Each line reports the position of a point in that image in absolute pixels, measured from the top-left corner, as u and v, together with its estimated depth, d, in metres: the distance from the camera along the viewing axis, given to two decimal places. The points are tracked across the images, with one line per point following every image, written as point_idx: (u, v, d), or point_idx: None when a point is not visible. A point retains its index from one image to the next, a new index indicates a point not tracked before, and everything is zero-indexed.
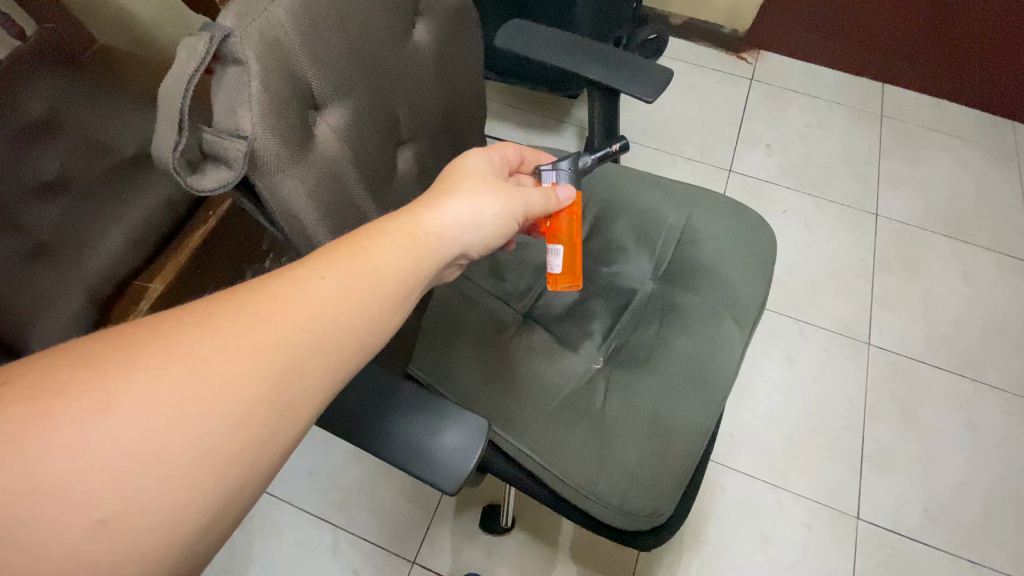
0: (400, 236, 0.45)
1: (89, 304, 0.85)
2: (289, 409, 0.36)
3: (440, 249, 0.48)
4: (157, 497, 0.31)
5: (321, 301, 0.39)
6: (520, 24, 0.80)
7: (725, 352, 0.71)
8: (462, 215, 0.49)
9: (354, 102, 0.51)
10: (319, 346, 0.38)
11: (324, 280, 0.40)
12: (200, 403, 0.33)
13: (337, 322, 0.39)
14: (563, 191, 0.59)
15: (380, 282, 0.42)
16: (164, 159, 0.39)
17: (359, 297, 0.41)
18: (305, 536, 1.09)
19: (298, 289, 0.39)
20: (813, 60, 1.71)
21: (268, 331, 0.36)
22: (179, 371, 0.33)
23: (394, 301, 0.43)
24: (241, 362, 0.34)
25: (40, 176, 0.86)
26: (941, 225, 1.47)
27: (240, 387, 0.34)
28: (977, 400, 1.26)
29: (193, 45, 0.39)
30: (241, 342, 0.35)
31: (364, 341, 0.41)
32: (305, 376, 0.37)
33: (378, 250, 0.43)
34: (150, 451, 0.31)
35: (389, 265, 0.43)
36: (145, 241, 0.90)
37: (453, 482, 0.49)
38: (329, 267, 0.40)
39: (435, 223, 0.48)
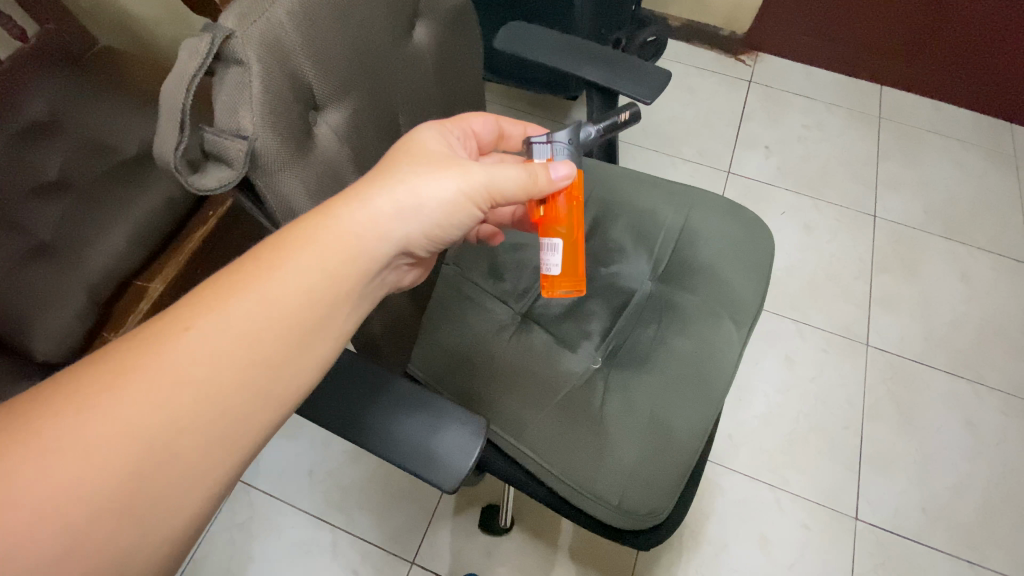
0: (297, 252, 0.43)
1: (90, 303, 0.87)
2: (181, 460, 0.37)
3: (364, 250, 0.46)
4: (128, 507, 0.36)
5: (202, 350, 0.39)
6: (520, 26, 0.80)
7: (724, 351, 0.72)
8: (393, 206, 0.47)
9: (354, 103, 0.52)
10: (202, 394, 0.38)
11: (206, 326, 0.40)
12: (75, 473, 0.34)
13: (220, 366, 0.39)
14: (560, 170, 0.52)
15: (321, 286, 0.44)
16: (166, 158, 0.39)
17: (246, 335, 0.41)
18: (305, 536, 1.09)
19: (221, 316, 0.41)
20: (812, 62, 1.72)
21: (141, 392, 0.37)
22: (111, 414, 0.36)
23: (294, 329, 0.43)
24: (113, 429, 0.36)
25: (41, 177, 0.86)
26: (940, 226, 1.48)
27: (116, 452, 0.35)
28: (976, 400, 1.26)
29: (194, 46, 0.39)
30: (114, 408, 0.36)
31: (265, 375, 0.41)
32: (193, 425, 0.38)
33: (268, 277, 0.42)
34: (106, 474, 0.35)
35: (281, 292, 0.42)
36: (147, 241, 0.92)
37: (452, 481, 0.50)
38: (210, 310, 0.41)
39: (353, 221, 0.45)
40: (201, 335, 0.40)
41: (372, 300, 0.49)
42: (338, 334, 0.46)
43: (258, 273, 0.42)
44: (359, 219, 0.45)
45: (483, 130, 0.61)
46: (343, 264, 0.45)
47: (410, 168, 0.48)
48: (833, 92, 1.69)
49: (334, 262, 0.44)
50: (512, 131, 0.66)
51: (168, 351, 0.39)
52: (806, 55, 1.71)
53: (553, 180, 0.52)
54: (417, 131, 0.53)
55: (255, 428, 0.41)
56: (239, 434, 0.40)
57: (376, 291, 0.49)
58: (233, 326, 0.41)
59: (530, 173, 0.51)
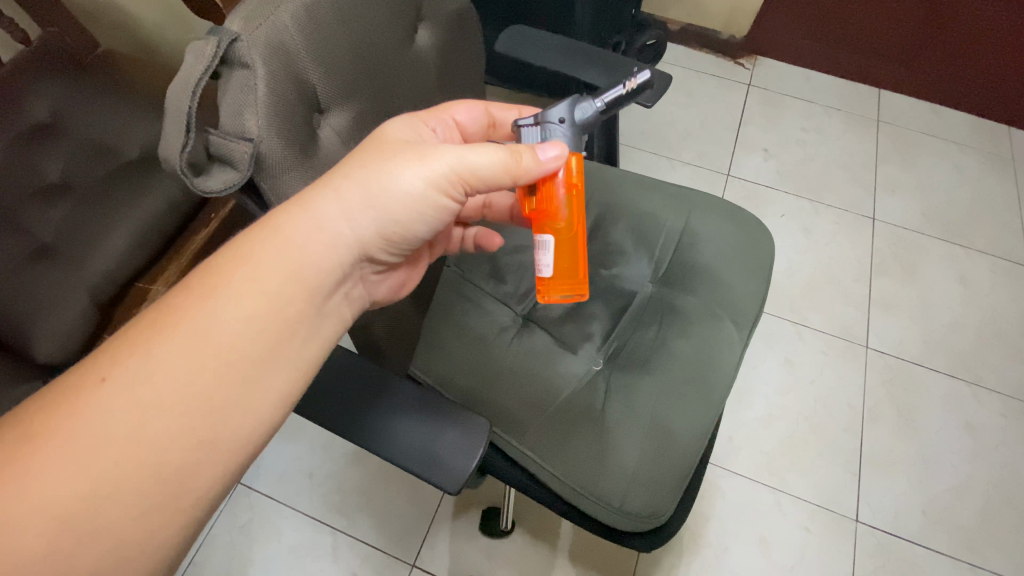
0: (235, 287, 0.44)
1: (93, 302, 0.91)
2: (111, 514, 0.38)
3: (314, 266, 0.47)
4: (121, 510, 0.38)
5: (126, 400, 0.39)
6: (520, 30, 0.80)
7: (725, 354, 0.72)
8: (344, 212, 0.47)
9: (355, 105, 0.52)
10: (126, 447, 0.38)
11: (130, 373, 0.40)
12: (67, 481, 0.37)
13: (149, 414, 0.39)
14: (551, 150, 0.49)
15: (291, 291, 0.45)
16: (172, 161, 0.40)
17: (175, 380, 0.40)
18: (305, 539, 1.09)
19: (197, 326, 0.42)
20: (809, 66, 1.73)
21: (66, 446, 0.38)
22: (97, 424, 0.38)
23: (233, 366, 0.43)
24: (35, 487, 0.36)
25: (42, 180, 0.82)
26: (938, 229, 1.48)
27: (43, 509, 0.36)
28: (976, 402, 1.26)
29: (200, 49, 0.40)
30: (43, 465, 0.37)
31: (200, 421, 0.41)
32: (123, 477, 0.38)
33: (202, 316, 0.43)
34: (98, 480, 0.37)
35: (216, 330, 0.43)
36: (146, 243, 0.98)
37: (453, 482, 0.50)
38: (134, 357, 0.40)
39: (311, 227, 0.46)
40: (127, 384, 0.39)
41: (332, 314, 0.49)
42: (286, 364, 0.45)
43: (193, 313, 0.43)
44: (310, 227, 0.46)
45: (466, 120, 0.61)
46: (289, 286, 0.45)
47: (367, 162, 0.48)
48: (831, 95, 1.70)
49: (280, 285, 0.45)
50: (505, 118, 0.65)
51: (91, 404, 0.39)
52: (803, 58, 1.72)
53: (540, 164, 0.49)
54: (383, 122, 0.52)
55: (195, 476, 0.41)
56: (176, 482, 0.40)
57: (345, 309, 0.51)
58: (209, 334, 0.42)
59: (513, 156, 0.48)
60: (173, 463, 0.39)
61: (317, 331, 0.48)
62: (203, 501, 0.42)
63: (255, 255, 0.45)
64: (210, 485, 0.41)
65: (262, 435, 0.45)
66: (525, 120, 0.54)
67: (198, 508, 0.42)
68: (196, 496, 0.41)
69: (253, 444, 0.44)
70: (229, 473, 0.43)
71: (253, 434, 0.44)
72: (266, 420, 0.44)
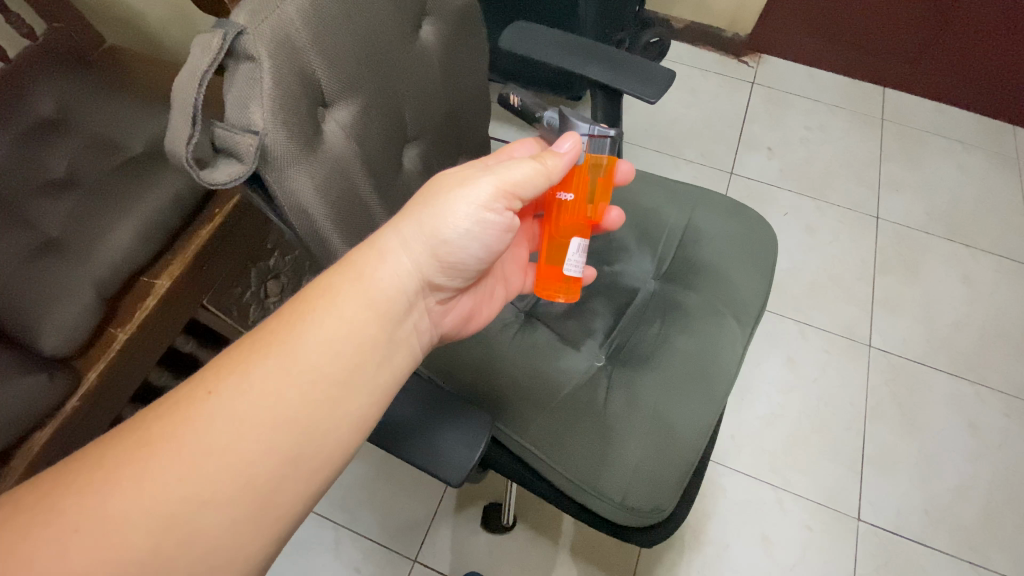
0: (320, 312, 0.46)
1: (99, 298, 0.79)
2: (205, 526, 0.38)
3: (386, 296, 0.48)
4: (215, 517, 0.39)
5: (227, 413, 0.41)
6: (523, 27, 0.80)
7: (726, 350, 0.72)
8: (410, 252, 0.50)
9: (362, 100, 0.52)
10: (227, 458, 0.40)
11: (232, 388, 0.41)
12: (171, 485, 0.38)
13: (248, 426, 0.41)
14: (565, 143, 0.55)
15: (370, 318, 0.47)
16: (177, 153, 0.40)
17: (270, 396, 0.42)
18: (306, 534, 1.09)
19: (290, 347, 0.44)
20: (813, 65, 1.73)
21: (173, 453, 0.39)
22: (201, 432, 0.40)
23: (320, 388, 0.44)
24: (144, 492, 0.37)
25: (48, 174, 0.82)
26: (942, 228, 1.48)
27: (146, 512, 0.37)
28: (978, 403, 1.26)
29: (207, 42, 0.40)
30: (149, 467, 0.38)
31: (291, 437, 0.42)
32: (218, 484, 0.39)
33: (290, 338, 0.44)
34: (197, 486, 0.38)
35: (306, 351, 0.44)
36: (155, 238, 0.83)
37: (456, 473, 0.50)
38: (235, 373, 0.42)
39: (389, 259, 0.49)
40: (228, 397, 0.41)
41: (404, 342, 0.50)
42: (364, 386, 0.46)
43: (287, 334, 0.44)
44: (380, 263, 0.49)
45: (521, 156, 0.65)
46: (368, 313, 0.47)
47: (429, 201, 0.51)
48: (836, 94, 1.69)
49: (354, 311, 0.47)
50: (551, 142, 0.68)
51: (196, 412, 0.40)
52: (807, 57, 1.72)
53: (563, 157, 0.55)
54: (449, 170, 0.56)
55: (281, 490, 0.41)
56: (265, 495, 0.41)
57: (415, 339, 0.52)
58: (300, 354, 0.44)
59: (542, 161, 0.53)
60: (264, 474, 0.41)
61: (391, 356, 0.49)
62: (287, 516, 0.42)
63: (339, 284, 0.47)
64: (292, 500, 0.42)
65: (342, 459, 0.45)
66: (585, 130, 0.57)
67: (281, 525, 0.42)
68: (282, 510, 0.42)
69: (334, 468, 0.45)
70: (310, 491, 0.43)
71: (334, 455, 0.44)
72: (344, 442, 0.45)
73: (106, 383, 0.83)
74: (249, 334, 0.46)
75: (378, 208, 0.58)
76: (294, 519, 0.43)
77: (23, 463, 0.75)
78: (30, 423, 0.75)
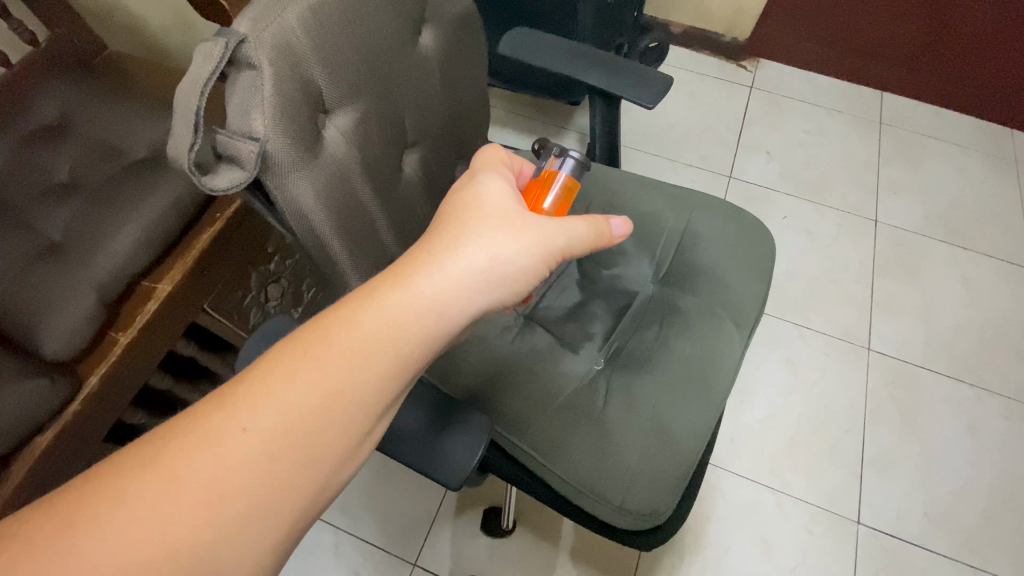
0: (366, 344, 0.41)
1: (100, 303, 0.79)
2: (236, 567, 0.37)
3: (436, 329, 0.44)
4: (245, 558, 0.37)
5: (263, 453, 0.38)
6: (522, 33, 0.81)
7: (725, 354, 0.72)
8: (466, 279, 0.44)
9: (362, 106, 0.52)
10: (258, 497, 0.37)
11: (267, 425, 0.38)
12: (202, 528, 0.36)
13: (283, 464, 0.38)
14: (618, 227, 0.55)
15: (416, 353, 0.43)
16: (178, 159, 0.40)
17: (307, 435, 0.39)
18: (306, 537, 1.09)
19: (331, 382, 0.40)
20: (811, 68, 1.73)
21: (204, 494, 0.36)
22: (232, 473, 0.37)
23: (358, 422, 0.41)
24: (174, 532, 0.35)
25: (53, 179, 0.83)
26: (941, 231, 1.48)
27: (179, 555, 0.35)
28: (978, 405, 1.26)
29: (208, 50, 0.40)
30: (177, 510, 0.35)
31: (325, 474, 0.40)
32: (251, 526, 0.37)
33: (331, 372, 0.40)
34: (229, 528, 0.36)
35: (349, 385, 0.41)
36: (156, 243, 0.84)
37: (454, 477, 0.50)
38: (270, 407, 0.39)
39: (442, 296, 0.44)
40: (263, 434, 0.38)
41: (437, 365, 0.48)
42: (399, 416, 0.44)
43: (330, 368, 0.40)
44: (433, 293, 0.43)
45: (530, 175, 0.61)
46: (415, 351, 0.43)
47: (488, 229, 0.46)
48: (835, 98, 1.70)
49: (399, 344, 0.42)
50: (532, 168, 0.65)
51: (230, 450, 0.37)
52: (805, 61, 1.73)
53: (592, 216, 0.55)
54: (489, 174, 0.52)
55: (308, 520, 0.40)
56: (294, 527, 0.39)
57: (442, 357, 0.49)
58: (342, 390, 0.40)
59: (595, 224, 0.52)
60: (297, 512, 0.39)
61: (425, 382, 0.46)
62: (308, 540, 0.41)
63: (385, 315, 0.42)
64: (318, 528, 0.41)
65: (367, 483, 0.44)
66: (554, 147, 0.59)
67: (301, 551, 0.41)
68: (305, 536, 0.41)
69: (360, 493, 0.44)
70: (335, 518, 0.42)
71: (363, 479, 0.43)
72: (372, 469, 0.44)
73: (106, 387, 0.83)
74: (279, 352, 0.41)
75: (379, 213, 0.58)
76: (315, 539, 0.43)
77: (25, 467, 0.75)
78: (31, 428, 0.75)
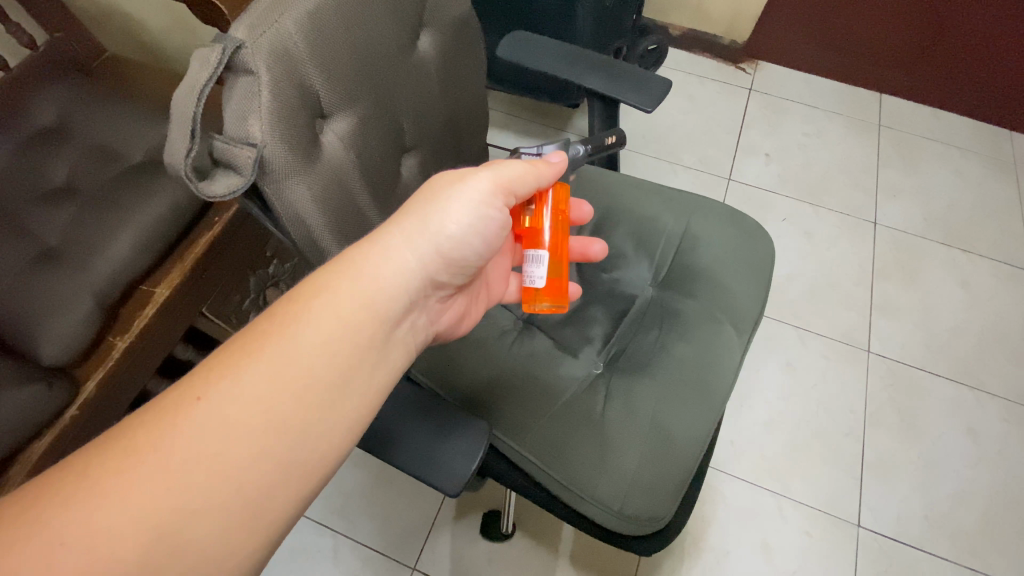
0: (314, 310, 0.46)
1: (98, 308, 0.79)
2: (197, 536, 0.37)
3: (384, 294, 0.49)
4: (205, 528, 0.38)
5: (218, 419, 0.40)
6: (521, 35, 0.81)
7: (724, 358, 0.72)
8: (413, 249, 0.50)
9: (359, 111, 0.52)
10: (217, 463, 0.39)
11: (221, 393, 0.41)
12: (160, 495, 0.37)
13: (239, 432, 0.40)
14: (556, 155, 0.61)
15: (365, 317, 0.47)
16: (176, 165, 0.40)
17: (261, 399, 0.42)
18: (305, 542, 1.09)
19: (282, 348, 0.44)
20: (810, 70, 1.74)
21: (161, 461, 0.38)
22: (189, 440, 0.39)
23: (310, 390, 0.43)
24: (133, 499, 0.36)
25: (49, 184, 0.84)
26: (939, 233, 1.48)
27: (137, 520, 0.36)
28: (978, 408, 1.26)
29: (205, 57, 0.40)
30: (136, 478, 0.37)
31: (284, 442, 0.42)
32: (209, 491, 0.38)
33: (281, 339, 0.44)
34: (185, 495, 0.38)
35: (298, 350, 0.44)
36: (154, 247, 0.84)
37: (453, 483, 0.50)
38: (224, 378, 0.42)
39: (384, 258, 0.49)
40: (219, 401, 0.41)
41: (399, 343, 0.50)
42: (357, 389, 0.46)
43: (280, 337, 0.44)
44: (381, 260, 0.49)
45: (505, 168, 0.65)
46: (362, 313, 0.47)
47: (431, 198, 0.51)
48: (833, 100, 1.70)
49: (349, 311, 0.47)
50: None
51: (186, 419, 0.40)
52: (804, 62, 1.73)
53: (553, 167, 0.59)
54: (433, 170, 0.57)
55: (271, 499, 0.41)
56: (256, 502, 0.40)
57: (409, 339, 0.52)
58: (292, 354, 0.44)
59: (535, 165, 0.57)
60: (256, 482, 0.40)
61: (386, 357, 0.49)
62: (276, 525, 0.41)
63: (332, 284, 0.47)
64: (283, 510, 0.41)
65: (334, 464, 0.45)
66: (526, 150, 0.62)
67: (270, 536, 0.41)
68: (272, 518, 0.41)
69: (328, 474, 0.44)
70: (302, 497, 0.42)
71: (327, 457, 0.44)
72: (337, 445, 0.45)
73: (105, 391, 0.83)
74: (234, 336, 0.45)
75: (377, 218, 0.58)
76: (284, 527, 0.42)
77: (23, 470, 0.75)
78: (29, 432, 0.75)
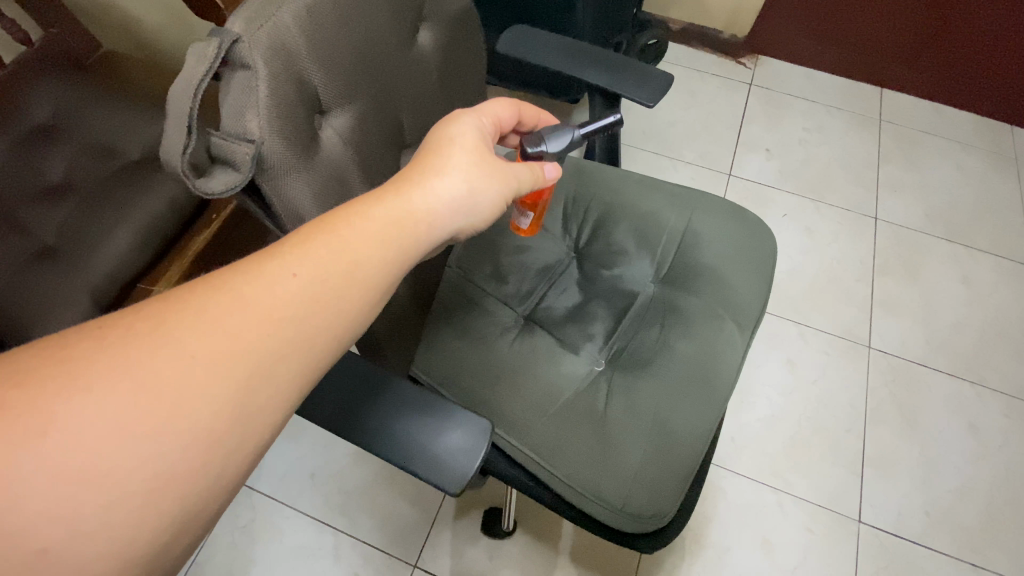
0: (353, 240, 0.42)
1: (95, 304, 0.80)
2: (202, 448, 0.34)
3: (428, 225, 0.46)
4: (208, 440, 0.34)
5: (244, 326, 0.37)
6: (521, 30, 0.80)
7: (726, 354, 0.72)
8: (450, 206, 0.48)
9: (357, 107, 0.52)
10: (237, 373, 0.35)
11: (251, 299, 0.37)
12: (174, 396, 0.33)
13: (275, 340, 0.37)
14: (551, 170, 0.59)
15: (399, 261, 0.44)
16: (172, 162, 0.39)
17: (290, 316, 0.38)
18: (305, 540, 1.09)
19: (314, 271, 0.40)
20: (810, 65, 1.73)
21: (180, 359, 0.34)
22: (212, 343, 0.35)
23: (336, 320, 0.40)
24: (147, 394, 0.33)
25: (45, 180, 0.81)
26: (941, 229, 1.48)
27: (148, 419, 0.32)
28: (978, 403, 1.26)
29: (202, 51, 0.39)
30: (150, 372, 0.33)
31: (301, 367, 0.39)
32: (222, 402, 0.35)
33: (316, 261, 0.40)
34: (197, 403, 0.34)
35: (332, 276, 0.40)
36: (151, 244, 0.86)
37: (456, 483, 0.49)
38: (255, 284, 0.38)
39: (424, 205, 0.46)
40: (247, 308, 0.37)
41: None
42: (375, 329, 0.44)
43: (316, 257, 0.40)
44: (421, 209, 0.46)
45: (505, 115, 0.58)
46: (397, 257, 0.44)
47: (473, 155, 0.50)
48: (834, 94, 1.69)
49: (394, 236, 0.44)
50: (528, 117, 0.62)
51: (212, 319, 0.36)
52: (804, 57, 1.72)
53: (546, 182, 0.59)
54: (458, 116, 0.53)
55: (273, 423, 0.38)
56: (261, 423, 0.37)
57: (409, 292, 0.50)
58: (326, 278, 0.40)
59: (537, 172, 0.57)
60: (269, 404, 0.37)
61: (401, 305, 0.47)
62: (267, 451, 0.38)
63: (371, 217, 0.43)
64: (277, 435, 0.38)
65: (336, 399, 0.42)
66: (532, 149, 0.58)
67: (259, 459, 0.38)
68: (266, 442, 0.38)
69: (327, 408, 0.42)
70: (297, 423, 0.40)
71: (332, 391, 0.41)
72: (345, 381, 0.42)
73: None
74: (265, 246, 0.41)
75: None
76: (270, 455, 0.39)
77: None
78: None
